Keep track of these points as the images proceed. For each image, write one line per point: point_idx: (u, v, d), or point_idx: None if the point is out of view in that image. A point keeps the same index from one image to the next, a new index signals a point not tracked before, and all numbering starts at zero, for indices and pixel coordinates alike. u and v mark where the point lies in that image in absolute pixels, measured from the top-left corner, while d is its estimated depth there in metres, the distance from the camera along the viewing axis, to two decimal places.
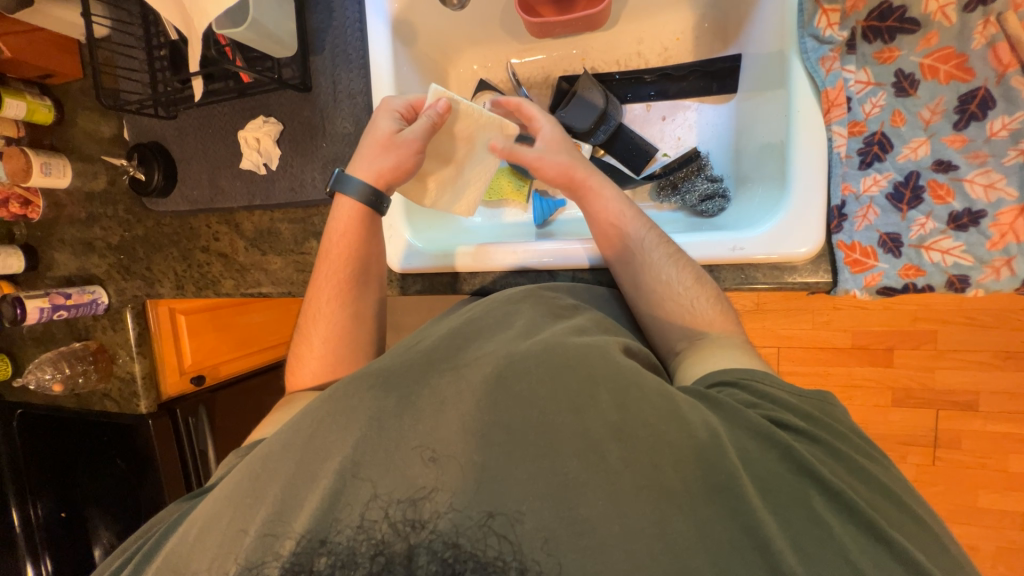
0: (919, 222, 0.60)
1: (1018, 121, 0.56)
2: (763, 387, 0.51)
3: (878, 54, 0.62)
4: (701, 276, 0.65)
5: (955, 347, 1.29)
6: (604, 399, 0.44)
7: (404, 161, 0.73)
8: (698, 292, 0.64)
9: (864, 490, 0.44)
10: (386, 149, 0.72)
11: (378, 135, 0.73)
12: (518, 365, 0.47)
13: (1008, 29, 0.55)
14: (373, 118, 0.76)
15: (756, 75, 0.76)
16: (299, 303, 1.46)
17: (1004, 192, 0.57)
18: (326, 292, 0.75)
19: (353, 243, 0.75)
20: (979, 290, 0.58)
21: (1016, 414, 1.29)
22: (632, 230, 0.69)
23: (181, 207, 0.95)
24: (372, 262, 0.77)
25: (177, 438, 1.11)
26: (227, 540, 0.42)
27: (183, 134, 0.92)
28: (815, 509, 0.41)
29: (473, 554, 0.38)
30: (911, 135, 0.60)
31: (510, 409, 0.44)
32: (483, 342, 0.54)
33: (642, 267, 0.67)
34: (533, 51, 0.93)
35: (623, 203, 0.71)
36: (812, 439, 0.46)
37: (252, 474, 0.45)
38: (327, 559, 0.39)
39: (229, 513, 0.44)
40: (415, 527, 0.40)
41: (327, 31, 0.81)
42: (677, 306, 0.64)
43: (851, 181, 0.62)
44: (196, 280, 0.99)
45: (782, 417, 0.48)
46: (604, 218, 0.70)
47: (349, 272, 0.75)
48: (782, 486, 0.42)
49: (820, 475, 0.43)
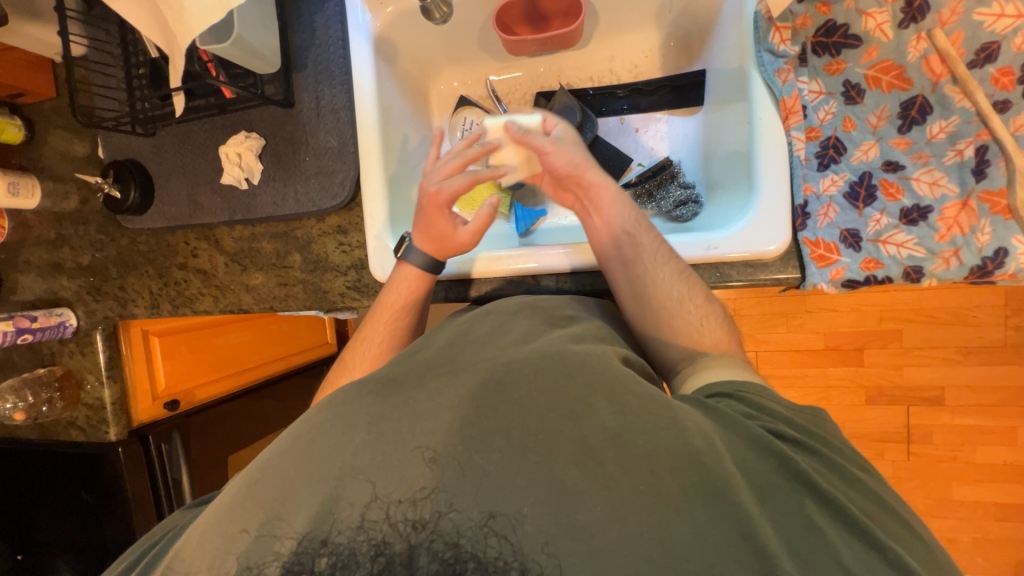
0: (874, 218, 0.64)
1: (953, 124, 0.62)
2: (762, 401, 0.50)
3: (827, 67, 0.67)
4: (710, 295, 0.65)
5: (919, 345, 1.35)
6: (603, 407, 0.43)
7: (446, 225, 0.74)
8: (708, 311, 0.64)
9: (856, 498, 0.43)
10: (423, 212, 0.74)
11: (450, 238, 0.75)
12: (513, 374, 0.47)
13: (937, 44, 0.61)
14: (425, 224, 0.74)
15: (719, 89, 0.81)
16: (277, 323, 1.42)
17: (947, 188, 0.62)
18: (377, 336, 0.74)
19: (413, 301, 0.76)
20: (932, 280, 0.63)
21: (981, 407, 1.35)
22: (647, 246, 0.67)
23: (157, 224, 0.93)
24: (422, 315, 0.77)
25: (150, 467, 1.07)
26: (225, 543, 0.41)
27: (161, 151, 0.91)
28: (810, 515, 0.41)
29: (474, 554, 0.38)
30: (862, 139, 0.66)
31: (507, 415, 0.43)
32: (478, 350, 0.54)
33: (652, 279, 0.65)
34: (511, 68, 0.97)
35: (637, 215, 0.69)
36: (809, 451, 0.46)
37: (253, 476, 0.44)
38: (328, 559, 0.38)
39: (231, 514, 0.42)
40: (415, 527, 0.39)
41: (309, 49, 0.83)
42: (687, 322, 0.63)
43: (811, 182, 0.67)
44: (172, 298, 0.97)
45: (780, 428, 0.47)
46: (616, 227, 0.69)
47: (404, 325, 0.75)
48: (779, 498, 0.41)
49: (813, 482, 0.42)
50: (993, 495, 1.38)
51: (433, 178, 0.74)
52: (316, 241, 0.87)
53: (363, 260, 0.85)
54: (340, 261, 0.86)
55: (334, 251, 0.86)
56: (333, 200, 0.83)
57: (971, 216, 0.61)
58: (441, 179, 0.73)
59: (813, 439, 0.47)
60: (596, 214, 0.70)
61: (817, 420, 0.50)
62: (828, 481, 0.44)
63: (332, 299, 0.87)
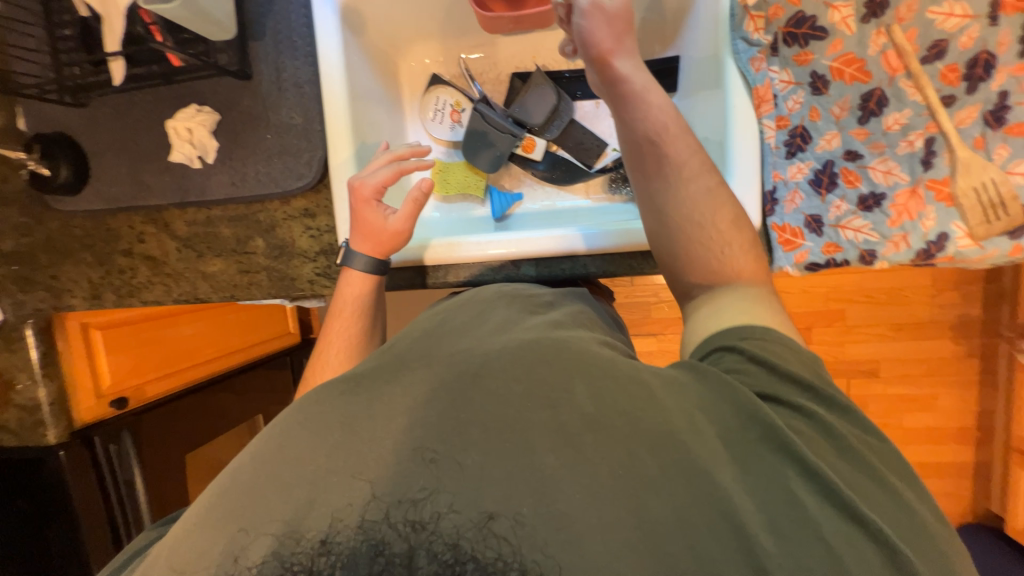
0: (835, 204, 0.69)
1: (906, 117, 0.66)
2: (769, 353, 0.47)
3: (796, 57, 0.69)
4: (739, 220, 0.61)
5: (859, 323, 1.47)
6: (580, 392, 0.43)
7: (373, 217, 0.72)
8: (734, 237, 0.60)
9: (848, 473, 0.41)
10: (352, 209, 0.73)
11: (381, 229, 0.72)
12: (490, 365, 0.46)
13: (894, 40, 0.65)
14: (354, 220, 0.73)
15: (694, 75, 0.80)
16: (235, 312, 1.33)
17: (899, 177, 0.67)
18: (335, 345, 0.69)
19: (365, 302, 0.72)
20: (884, 262, 0.67)
21: (909, 377, 1.50)
22: (674, 154, 0.63)
23: (95, 206, 0.84)
24: (377, 317, 0.73)
25: (97, 470, 0.99)
26: (220, 540, 0.39)
27: (95, 124, 0.82)
28: (793, 489, 0.39)
29: (474, 556, 0.36)
30: (826, 128, 0.69)
31: (486, 406, 0.42)
32: (456, 340, 0.53)
33: (678, 195, 0.62)
34: (485, 47, 0.94)
35: (666, 121, 0.64)
36: (806, 416, 0.43)
37: (233, 479, 0.42)
38: (328, 559, 0.37)
39: (216, 520, 0.40)
40: (415, 528, 0.38)
41: (268, 16, 0.76)
42: (707, 247, 0.60)
43: (779, 169, 0.70)
44: (116, 287, 0.89)
45: (776, 390, 0.45)
46: (641, 132, 0.64)
47: (358, 330, 0.70)
48: (761, 469, 0.41)
49: (799, 453, 0.40)
50: (916, 454, 1.55)
51: (359, 174, 0.74)
52: (281, 224, 0.82)
53: (333, 245, 0.81)
54: (307, 246, 0.82)
55: (301, 235, 0.82)
56: (299, 180, 0.78)
57: (918, 203, 0.66)
58: (364, 174, 0.73)
59: (814, 401, 0.45)
60: (626, 117, 0.66)
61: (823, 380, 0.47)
62: (817, 451, 0.41)
63: (299, 287, 0.83)
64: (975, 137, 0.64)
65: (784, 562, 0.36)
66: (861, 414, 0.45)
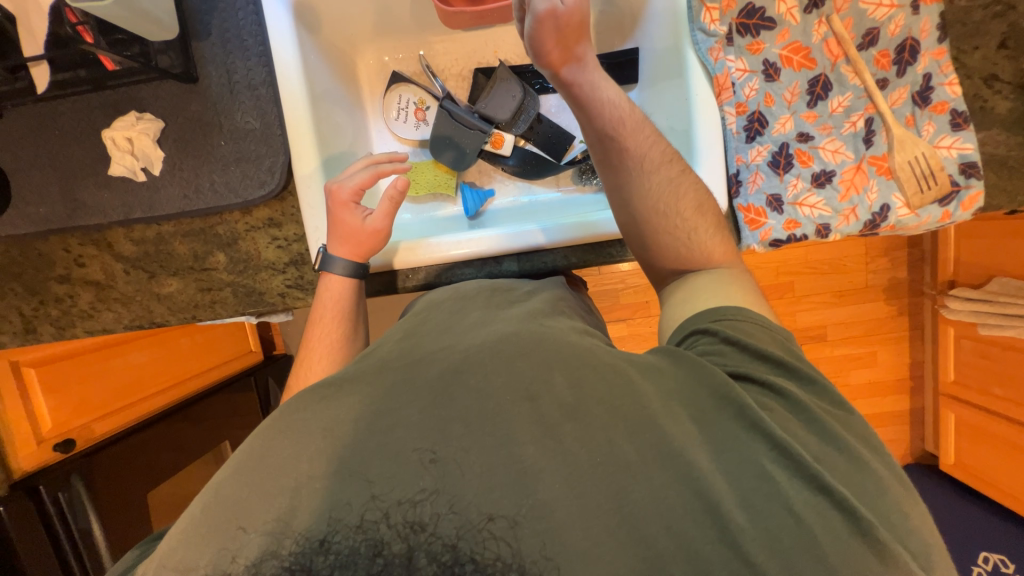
0: (792, 183, 0.73)
1: (848, 100, 0.73)
2: (739, 335, 0.49)
3: (749, 46, 0.73)
4: (702, 206, 0.62)
5: (808, 292, 1.59)
6: (559, 380, 0.43)
7: (351, 220, 0.70)
8: (698, 222, 0.61)
9: (815, 445, 0.42)
10: (329, 213, 0.71)
11: (356, 231, 0.70)
12: (476, 359, 0.45)
13: (834, 29, 0.72)
14: (331, 221, 0.71)
15: (654, 66, 0.82)
16: (188, 335, 1.24)
17: (845, 155, 0.73)
18: (318, 351, 0.65)
19: (347, 305, 0.69)
20: (838, 234, 0.72)
21: (853, 337, 1.64)
22: (636, 147, 0.61)
23: (21, 229, 0.75)
24: (362, 318, 0.71)
25: (44, 520, 0.89)
26: (220, 537, 0.37)
27: (14, 139, 0.73)
28: (763, 463, 0.40)
29: (474, 557, 0.35)
30: (780, 113, 0.74)
31: (472, 402, 0.41)
32: (440, 338, 0.52)
33: (640, 189, 0.61)
34: (445, 42, 0.92)
35: (623, 115, 0.62)
36: (778, 394, 0.45)
37: (220, 491, 0.39)
38: (328, 559, 0.35)
39: (210, 528, 0.37)
40: (415, 528, 0.36)
41: (211, 14, 0.72)
42: (680, 223, 0.60)
43: (741, 153, 0.74)
44: (53, 318, 0.80)
45: (749, 371, 0.46)
46: (600, 129, 0.62)
47: (342, 333, 0.67)
48: (732, 445, 0.41)
49: (768, 428, 0.41)
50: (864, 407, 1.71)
51: (336, 177, 0.72)
52: (243, 237, 0.77)
53: (303, 254, 0.77)
54: (275, 257, 0.77)
55: (267, 246, 0.77)
56: (261, 188, 0.74)
57: (863, 178, 0.73)
58: (342, 177, 0.71)
59: (783, 377, 0.46)
60: (580, 116, 0.63)
61: (793, 355, 0.49)
62: (786, 426, 0.42)
63: (270, 301, 0.79)
64: (906, 116, 0.72)
65: (756, 535, 0.37)
66: (828, 389, 0.46)
